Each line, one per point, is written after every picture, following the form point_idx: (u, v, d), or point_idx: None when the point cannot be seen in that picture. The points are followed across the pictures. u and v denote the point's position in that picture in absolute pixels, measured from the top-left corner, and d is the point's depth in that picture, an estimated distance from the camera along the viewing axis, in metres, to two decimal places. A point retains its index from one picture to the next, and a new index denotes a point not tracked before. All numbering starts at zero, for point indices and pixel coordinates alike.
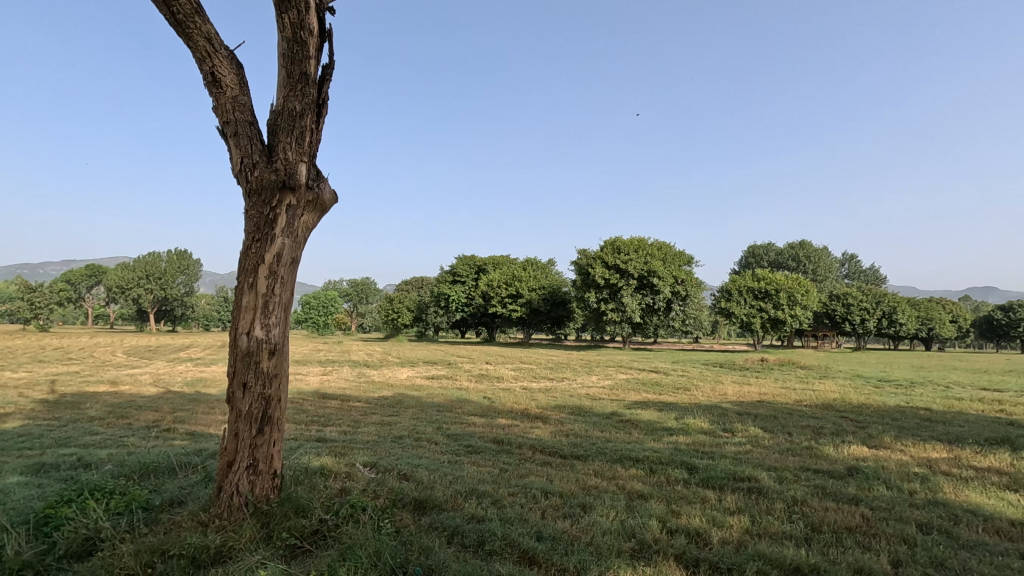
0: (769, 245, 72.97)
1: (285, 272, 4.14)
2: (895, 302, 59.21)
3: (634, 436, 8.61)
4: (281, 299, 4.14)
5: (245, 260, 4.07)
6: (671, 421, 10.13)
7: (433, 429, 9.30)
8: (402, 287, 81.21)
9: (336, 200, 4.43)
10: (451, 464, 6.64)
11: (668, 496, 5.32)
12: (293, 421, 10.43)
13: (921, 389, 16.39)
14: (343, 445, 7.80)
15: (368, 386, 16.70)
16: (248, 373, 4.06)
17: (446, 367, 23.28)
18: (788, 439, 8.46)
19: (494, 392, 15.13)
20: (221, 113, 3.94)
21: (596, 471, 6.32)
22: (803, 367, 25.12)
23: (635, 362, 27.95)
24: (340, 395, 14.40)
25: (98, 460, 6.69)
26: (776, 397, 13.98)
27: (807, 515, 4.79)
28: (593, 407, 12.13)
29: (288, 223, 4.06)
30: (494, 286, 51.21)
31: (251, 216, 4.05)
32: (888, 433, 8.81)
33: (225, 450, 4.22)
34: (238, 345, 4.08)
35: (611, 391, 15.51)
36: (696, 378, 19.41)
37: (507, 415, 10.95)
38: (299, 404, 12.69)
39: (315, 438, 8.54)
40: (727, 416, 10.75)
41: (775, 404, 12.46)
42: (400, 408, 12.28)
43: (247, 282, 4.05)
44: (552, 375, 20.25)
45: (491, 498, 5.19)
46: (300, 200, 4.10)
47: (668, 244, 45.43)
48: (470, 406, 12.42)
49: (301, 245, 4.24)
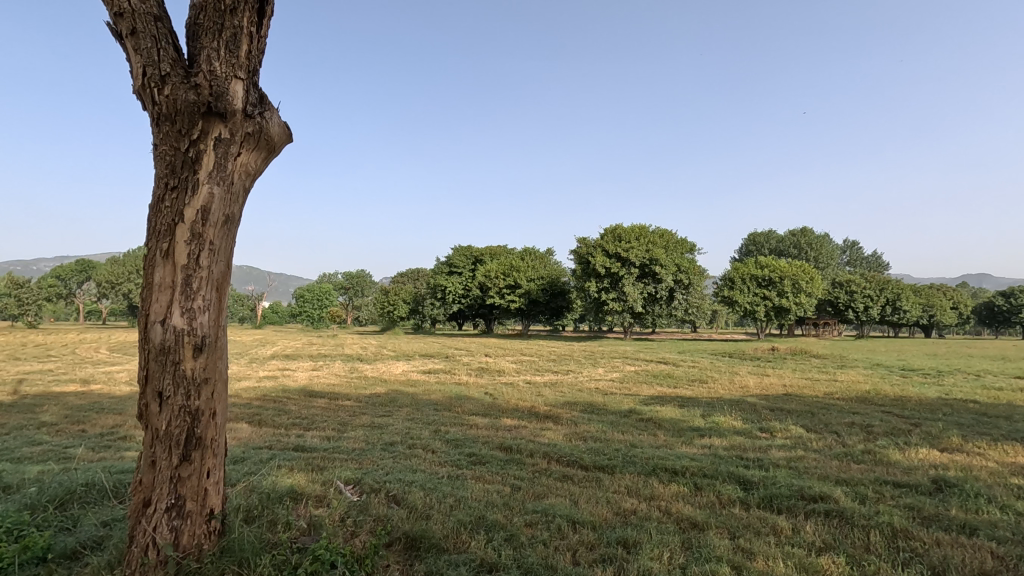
0: (770, 233, 71.97)
1: (216, 236, 2.93)
2: (899, 289, 58.28)
3: (661, 440, 7.43)
4: (210, 274, 2.93)
5: (154, 220, 2.86)
6: (698, 419, 8.97)
7: (429, 433, 8.11)
8: (398, 279, 80.00)
9: (289, 136, 3.21)
10: (450, 481, 5.49)
11: (730, 526, 4.19)
12: (271, 425, 9.20)
13: (951, 379, 15.33)
14: (325, 456, 6.62)
15: (360, 383, 15.51)
16: (164, 378, 2.86)
17: (443, 361, 22.01)
18: (839, 441, 7.33)
19: (495, 387, 13.98)
20: (111, 2, 2.73)
21: (629, 486, 5.20)
22: (816, 355, 24.10)
23: (640, 353, 26.88)
24: (328, 393, 13.17)
25: (20, 479, 5.48)
26: (802, 389, 12.89)
27: (924, 555, 3.64)
28: (607, 403, 10.95)
29: (217, 164, 2.86)
30: (491, 277, 49.96)
31: (162, 154, 2.85)
32: (951, 431, 7.67)
33: (139, 485, 3.04)
34: (150, 339, 2.87)
35: (622, 384, 14.35)
36: (708, 369, 18.29)
37: (512, 414, 9.79)
38: (282, 404, 11.50)
39: (293, 447, 7.32)
40: (759, 413, 9.62)
41: (805, 398, 11.34)
42: (392, 407, 11.09)
43: (159, 250, 2.85)
44: (555, 368, 19.08)
45: (504, 533, 4.02)
46: (236, 132, 2.89)
47: (669, 231, 44.34)
48: (471, 403, 11.24)
49: (241, 198, 3.03)
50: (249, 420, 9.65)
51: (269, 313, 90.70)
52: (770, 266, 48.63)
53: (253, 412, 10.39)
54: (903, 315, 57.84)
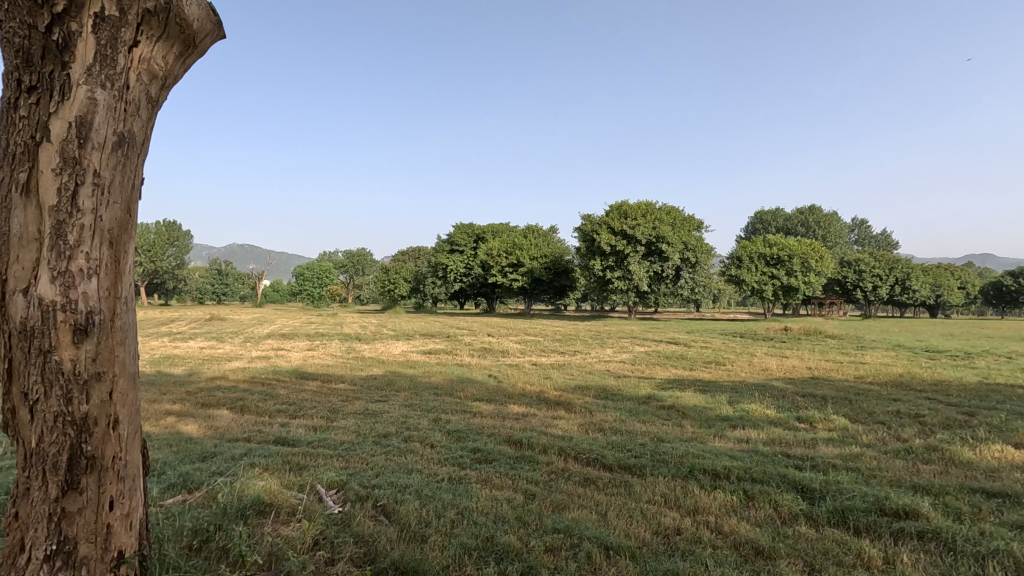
0: (777, 211, 70.60)
1: (103, 166, 1.97)
2: (908, 268, 57.16)
3: (690, 434, 6.58)
4: (98, 222, 1.99)
5: (7, 138, 1.94)
6: (725, 407, 8.13)
7: (428, 422, 7.27)
8: (399, 258, 79.13)
9: (220, 29, 2.24)
10: (451, 486, 4.61)
11: (806, 555, 3.31)
12: (255, 413, 8.32)
13: (983, 361, 14.41)
14: (308, 452, 5.75)
15: (356, 364, 14.71)
16: (31, 374, 1.96)
17: (444, 340, 21.22)
18: (893, 434, 6.46)
19: (500, 368, 13.19)
20: None
21: (667, 495, 4.32)
22: (831, 336, 23.25)
23: (648, 332, 26.06)
24: (322, 376, 12.33)
25: None
26: (829, 371, 12.05)
27: None
28: (622, 388, 10.08)
29: (101, 55, 1.91)
30: (494, 255, 49.04)
31: (12, 38, 1.90)
32: (1017, 423, 6.81)
33: (14, 521, 2.15)
34: (11, 318, 1.96)
35: (635, 367, 13.49)
36: (722, 350, 17.44)
37: (519, 400, 8.93)
38: (270, 388, 10.64)
39: (273, 441, 6.43)
40: (791, 399, 8.73)
41: (835, 382, 10.49)
42: (389, 391, 10.23)
43: (17, 185, 1.92)
44: (562, 348, 18.25)
45: (521, 566, 3.15)
46: (127, 9, 1.93)
47: (677, 208, 43.18)
48: (474, 388, 10.37)
49: (144, 112, 2.08)
50: (231, 406, 8.79)
51: (268, 292, 90.07)
52: (779, 245, 47.48)
53: (238, 397, 9.53)
54: (912, 295, 56.79)
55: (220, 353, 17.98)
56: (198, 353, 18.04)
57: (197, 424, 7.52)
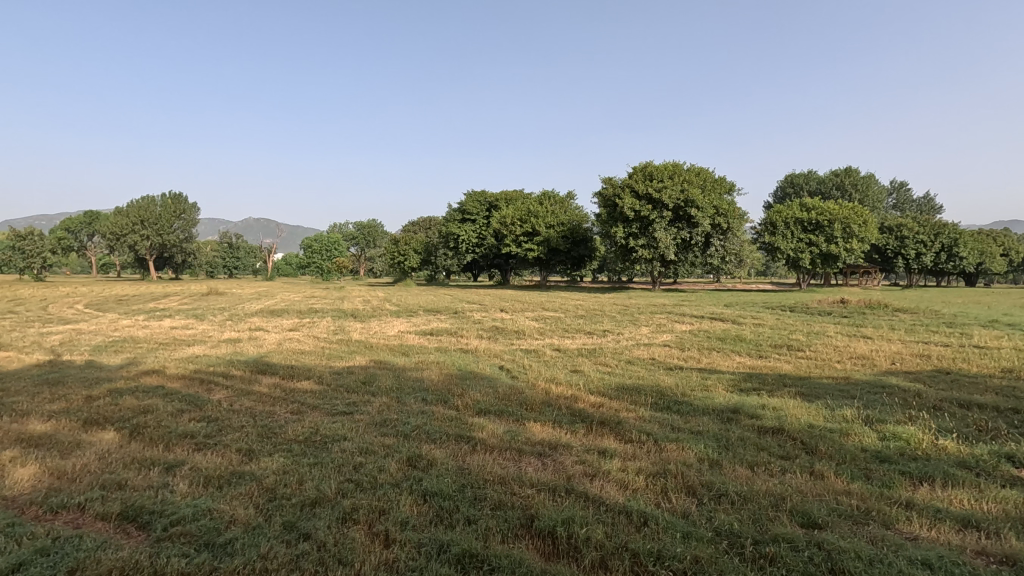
0: (810, 174, 66.05)
1: None
2: (956, 234, 52.53)
3: (857, 503, 3.70)
4: None
5: None
6: (870, 433, 5.18)
7: (397, 465, 4.45)
8: (409, 228, 76.22)
9: None
10: None
11: None
12: (148, 439, 5.53)
13: None
14: (134, 566, 2.90)
15: (337, 350, 11.90)
16: None
17: (450, 318, 18.38)
18: None
19: (514, 357, 10.27)
20: None
21: None
22: (899, 309, 19.92)
23: (683, 306, 23.03)
24: (285, 369, 9.52)
25: None
26: (957, 363, 8.96)
27: None
28: (686, 390, 7.13)
29: None
30: (507, 224, 45.81)
31: None
32: None
33: None
34: None
35: (687, 354, 10.52)
36: (785, 330, 14.29)
37: (542, 414, 6.06)
38: (206, 390, 7.85)
39: (113, 518, 3.65)
40: (959, 415, 5.72)
41: (987, 382, 7.42)
42: (361, 395, 7.41)
43: None
44: (588, 327, 15.23)
45: None
46: None
47: (706, 169, 39.45)
48: (480, 390, 7.47)
49: None
50: (120, 427, 5.98)
51: (280, 265, 88.44)
52: (817, 208, 43.53)
53: (147, 408, 6.72)
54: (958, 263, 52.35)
55: (186, 335, 15.23)
56: (160, 335, 15.27)
57: (33, 468, 4.68)
